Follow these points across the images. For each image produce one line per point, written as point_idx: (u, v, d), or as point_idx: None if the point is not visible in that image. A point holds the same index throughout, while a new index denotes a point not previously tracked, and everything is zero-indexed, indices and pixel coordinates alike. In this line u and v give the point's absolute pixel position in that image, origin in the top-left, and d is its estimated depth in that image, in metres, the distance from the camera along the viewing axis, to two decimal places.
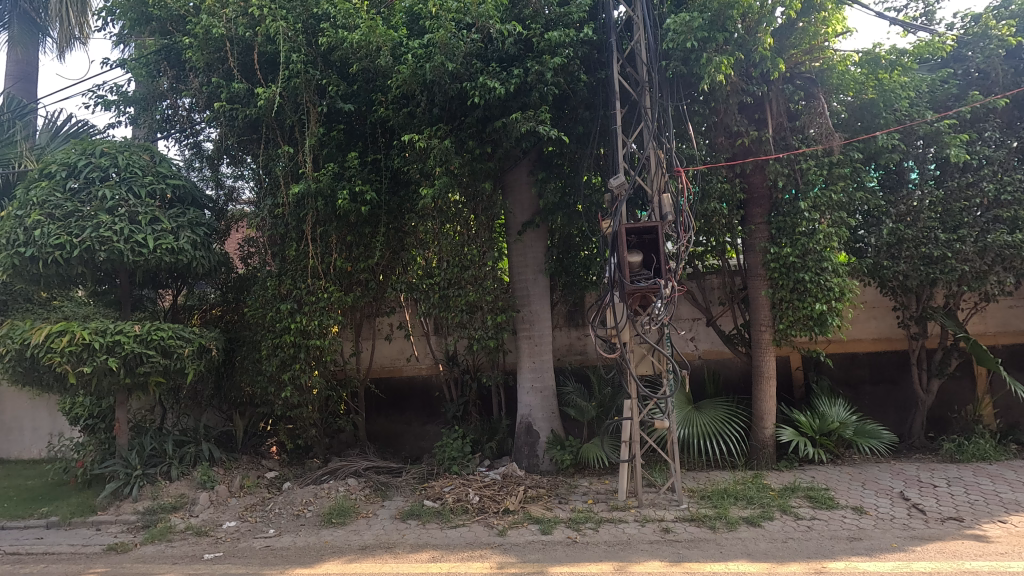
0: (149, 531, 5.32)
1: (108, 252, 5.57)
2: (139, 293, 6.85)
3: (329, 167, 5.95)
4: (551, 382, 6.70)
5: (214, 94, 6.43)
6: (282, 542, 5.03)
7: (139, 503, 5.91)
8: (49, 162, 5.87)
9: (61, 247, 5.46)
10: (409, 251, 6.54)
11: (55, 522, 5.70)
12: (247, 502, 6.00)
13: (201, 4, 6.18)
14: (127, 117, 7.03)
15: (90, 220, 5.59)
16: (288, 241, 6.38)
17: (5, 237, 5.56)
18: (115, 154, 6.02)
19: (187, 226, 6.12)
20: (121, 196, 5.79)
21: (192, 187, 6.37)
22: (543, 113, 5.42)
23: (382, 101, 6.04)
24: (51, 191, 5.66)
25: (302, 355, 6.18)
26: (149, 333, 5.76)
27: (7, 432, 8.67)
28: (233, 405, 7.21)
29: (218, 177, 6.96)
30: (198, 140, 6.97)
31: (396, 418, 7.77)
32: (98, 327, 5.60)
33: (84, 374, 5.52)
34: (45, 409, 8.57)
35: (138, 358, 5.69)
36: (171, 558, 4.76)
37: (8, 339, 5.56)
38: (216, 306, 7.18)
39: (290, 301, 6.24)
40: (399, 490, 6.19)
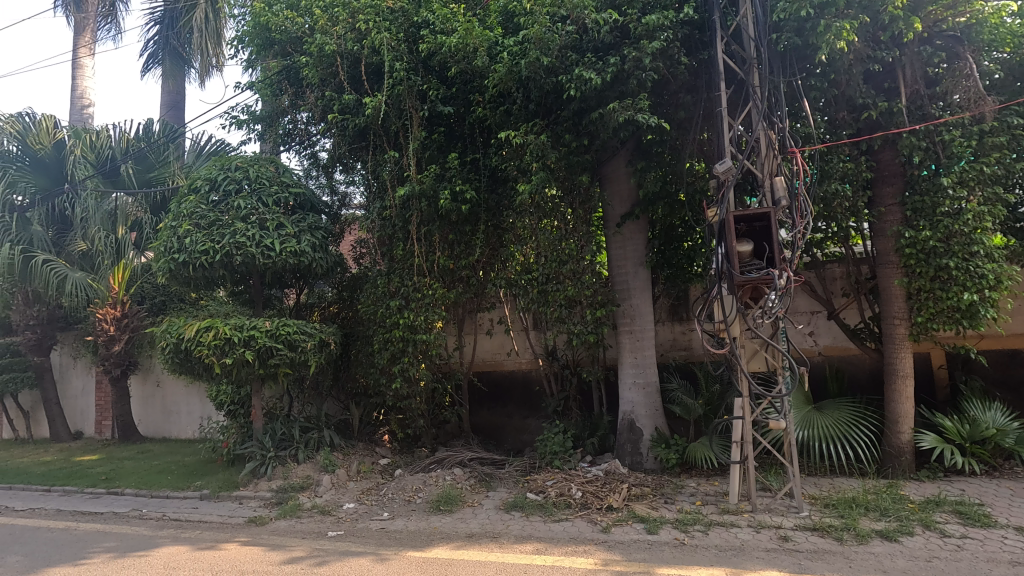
0: (282, 507, 5.89)
1: (243, 256, 6.22)
2: (269, 293, 7.55)
3: (431, 169, 6.20)
4: (654, 379, 6.48)
5: (328, 107, 6.89)
6: (395, 525, 5.35)
7: (272, 482, 6.56)
8: (196, 178, 6.64)
9: (206, 253, 6.17)
10: (508, 247, 6.61)
11: (207, 495, 6.48)
12: (364, 486, 6.46)
13: (315, 24, 6.65)
14: (256, 134, 7.76)
15: (228, 228, 6.27)
16: (395, 242, 6.73)
17: (163, 245, 6.39)
18: (247, 167, 6.70)
19: (307, 230, 6.69)
20: (252, 206, 6.44)
21: (310, 194, 6.94)
22: (641, 101, 5.24)
23: (480, 101, 6.20)
24: (197, 204, 6.42)
25: (410, 349, 6.51)
26: (278, 328, 6.37)
27: (168, 414, 10.02)
28: (349, 395, 7.77)
29: (333, 184, 7.53)
30: (315, 150, 7.53)
31: (498, 411, 7.95)
32: (236, 323, 6.27)
33: (227, 365, 6.21)
34: (197, 396, 9.78)
35: (269, 351, 6.31)
36: (301, 533, 5.23)
37: (167, 334, 6.40)
38: (333, 303, 7.76)
39: (399, 298, 6.60)
40: (502, 481, 6.33)
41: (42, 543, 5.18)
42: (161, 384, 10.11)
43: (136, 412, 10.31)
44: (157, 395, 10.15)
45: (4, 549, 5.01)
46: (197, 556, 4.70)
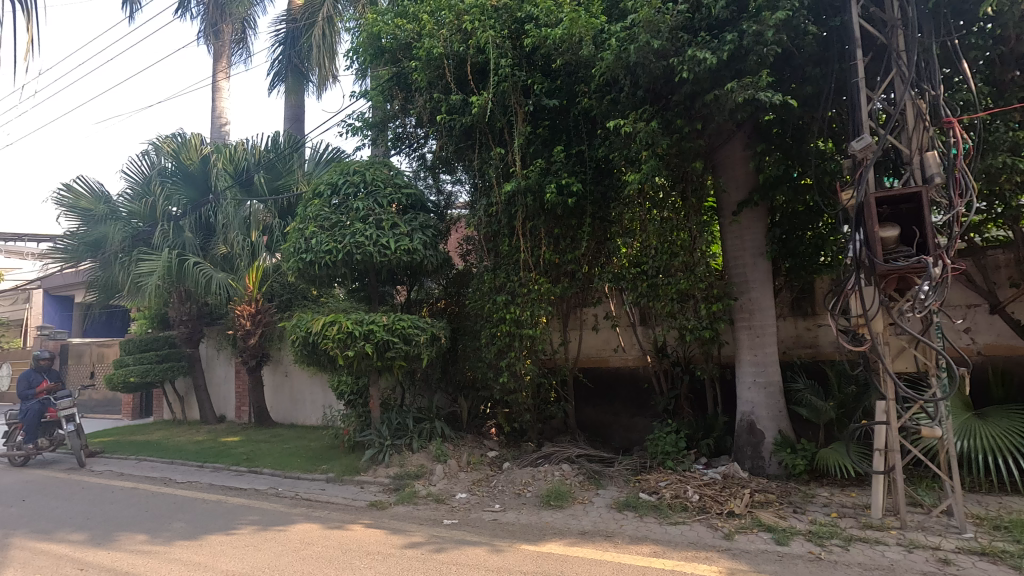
0: (400, 494, 6.19)
1: (362, 255, 6.59)
2: (383, 289, 7.95)
3: (537, 164, 6.20)
4: (777, 378, 6.01)
5: (435, 109, 7.09)
6: (508, 518, 5.41)
7: (390, 469, 6.92)
8: (319, 183, 7.12)
9: (330, 253, 6.62)
10: (615, 240, 6.43)
11: (333, 477, 6.97)
12: (474, 477, 6.62)
13: (422, 29, 6.87)
14: (369, 139, 8.16)
15: (349, 228, 6.68)
16: (501, 237, 6.80)
17: (292, 246, 6.93)
18: (363, 171, 7.07)
19: (419, 228, 6.97)
20: (369, 207, 6.82)
21: (420, 194, 7.21)
22: (763, 78, 4.85)
23: (586, 91, 6.08)
24: (321, 207, 6.89)
25: (517, 343, 6.55)
26: (394, 323, 6.69)
27: (296, 401, 10.93)
28: (458, 388, 7.99)
29: (439, 184, 7.78)
30: (423, 152, 7.80)
31: (604, 408, 7.80)
32: (357, 318, 6.67)
33: (348, 357, 6.61)
34: (320, 385, 10.57)
35: (386, 344, 6.65)
36: (419, 519, 5.45)
37: (297, 327, 6.93)
38: (440, 299, 7.99)
39: (505, 293, 6.67)
40: (612, 480, 6.18)
41: (199, 513, 5.83)
42: (289, 374, 11.04)
43: (269, 399, 11.36)
44: (286, 385, 11.11)
45: (170, 516, 5.70)
46: (328, 534, 5.05)
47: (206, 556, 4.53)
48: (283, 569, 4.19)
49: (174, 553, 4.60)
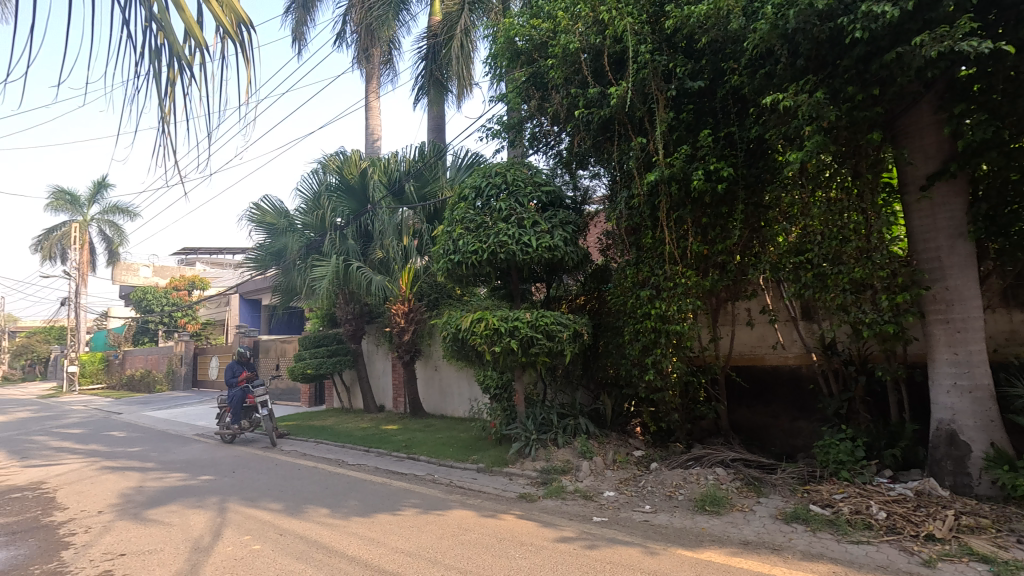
0: (548, 488, 6.28)
1: (505, 253, 6.81)
2: (524, 286, 8.14)
3: (682, 150, 5.90)
4: (986, 381, 5.06)
5: (572, 105, 7.04)
6: (660, 520, 5.22)
7: (537, 463, 7.05)
8: (463, 187, 7.44)
9: (476, 253, 6.92)
10: (771, 227, 5.89)
11: (483, 468, 7.28)
12: (621, 475, 6.49)
13: (558, 26, 6.87)
14: (507, 141, 8.33)
15: (493, 229, 6.93)
16: (643, 230, 6.59)
17: (441, 248, 7.35)
18: (505, 172, 7.25)
19: (559, 225, 7.04)
20: (511, 207, 7.01)
21: (559, 191, 7.24)
22: (963, 25, 4.10)
23: (735, 68, 5.65)
24: (467, 210, 7.21)
25: (662, 340, 6.28)
26: (538, 319, 6.81)
27: (445, 394, 11.64)
28: (600, 385, 7.90)
29: (577, 180, 7.74)
30: (559, 148, 7.80)
31: (761, 410, 7.20)
32: (502, 315, 6.88)
33: (495, 353, 6.84)
34: (466, 379, 11.15)
35: (530, 341, 6.78)
36: (568, 514, 5.47)
37: (447, 324, 7.33)
38: (579, 295, 7.93)
39: (649, 288, 6.45)
40: (775, 488, 5.67)
41: (369, 493, 6.44)
42: (439, 368, 11.79)
43: (421, 391, 12.22)
44: (436, 378, 11.88)
45: (345, 494, 6.37)
46: (483, 522, 5.27)
47: (377, 532, 4.97)
48: (444, 552, 4.45)
49: (352, 528, 5.11)
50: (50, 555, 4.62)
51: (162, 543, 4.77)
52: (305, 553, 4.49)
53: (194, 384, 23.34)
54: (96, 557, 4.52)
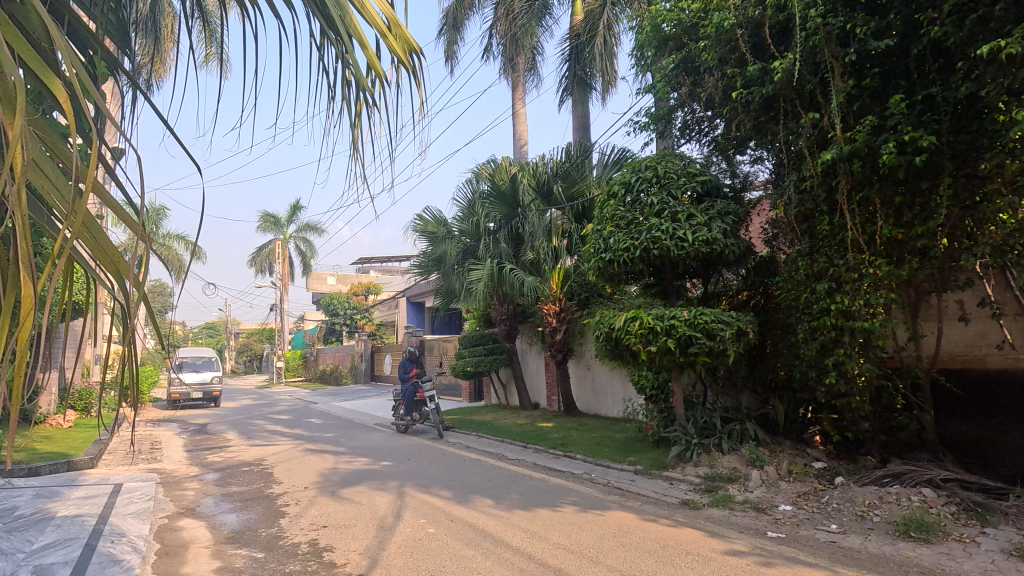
0: (713, 496, 5.91)
1: (659, 250, 6.58)
2: (679, 283, 7.78)
3: (866, 121, 5.15)
4: None
5: (728, 87, 6.54)
6: (850, 542, 4.61)
7: (699, 469, 6.67)
8: (612, 184, 7.28)
9: (628, 250, 6.78)
10: (991, 202, 4.88)
11: (641, 470, 7.09)
12: (799, 489, 5.87)
13: (710, 4, 6.42)
14: (656, 132, 8.00)
15: (644, 225, 6.74)
16: (818, 216, 5.89)
17: (592, 247, 7.31)
18: (655, 165, 6.97)
19: (717, 216, 6.60)
20: (663, 200, 6.74)
21: (716, 179, 6.78)
22: None
23: (935, 17, 4.78)
24: (617, 206, 7.06)
25: (846, 339, 5.55)
26: (696, 317, 6.46)
27: (598, 394, 11.59)
28: (769, 388, 7.23)
29: (735, 166, 7.16)
30: (715, 134, 7.30)
31: (983, 423, 6.22)
32: (657, 313, 6.63)
33: (651, 352, 6.63)
34: (620, 379, 11.00)
35: (689, 340, 6.45)
36: (738, 526, 5.09)
37: (600, 324, 7.25)
38: (742, 290, 7.33)
39: (827, 280, 5.75)
40: (1007, 517, 4.69)
41: (528, 488, 6.64)
42: (591, 367, 11.79)
43: (574, 390, 12.32)
44: (588, 377, 11.89)
45: (507, 488, 6.64)
46: (645, 526, 5.13)
47: (539, 527, 5.10)
48: (606, 553, 4.41)
49: (515, 520, 5.32)
50: (271, 521, 5.49)
51: (354, 520, 5.42)
52: (474, 540, 4.76)
53: (372, 378, 26.23)
54: (305, 527, 5.28)
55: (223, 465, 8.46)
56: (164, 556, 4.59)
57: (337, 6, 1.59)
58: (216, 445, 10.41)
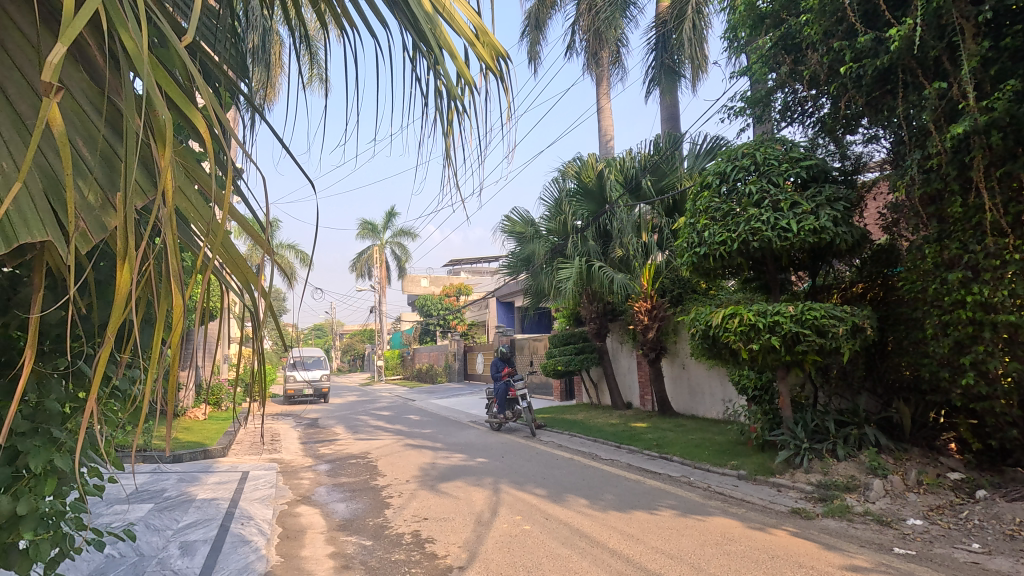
0: (828, 505, 5.47)
1: (759, 242, 6.22)
2: (783, 276, 7.28)
3: (1006, 87, 4.53)
4: None
5: (836, 62, 6.01)
6: (997, 565, 4.07)
7: (811, 476, 6.20)
8: (706, 174, 6.96)
9: (724, 243, 6.47)
10: None
11: (745, 475, 6.71)
12: (931, 501, 5.28)
13: None
14: (753, 117, 7.53)
15: (742, 216, 6.37)
16: (948, 197, 5.26)
17: (685, 241, 7.05)
18: (753, 152, 6.57)
19: (826, 203, 6.10)
20: (763, 188, 6.33)
21: (823, 163, 6.26)
22: None
23: None
24: (712, 198, 6.75)
25: (986, 335, 4.91)
26: (804, 313, 6.00)
27: (695, 394, 11.14)
28: (891, 390, 6.57)
29: (845, 147, 6.55)
30: (821, 114, 6.72)
31: None
32: (759, 309, 6.25)
33: (753, 351, 6.26)
34: (718, 378, 10.51)
35: (795, 337, 6.02)
36: (858, 540, 4.67)
37: (696, 321, 6.94)
38: (857, 282, 6.70)
39: (961, 269, 5.11)
40: None
41: (624, 489, 6.52)
42: (687, 366, 11.36)
43: (669, 390, 11.92)
44: (684, 377, 11.46)
45: (601, 488, 6.57)
46: (750, 534, 4.85)
47: (636, 529, 4.99)
48: (709, 560, 4.23)
49: (610, 521, 5.24)
50: (377, 512, 5.83)
51: (453, 514, 5.61)
52: (569, 539, 4.76)
53: (465, 376, 27.01)
54: (407, 518, 5.55)
55: (333, 457, 9.10)
56: (286, 539, 5.01)
57: (427, 19, 1.60)
58: (327, 438, 11.21)
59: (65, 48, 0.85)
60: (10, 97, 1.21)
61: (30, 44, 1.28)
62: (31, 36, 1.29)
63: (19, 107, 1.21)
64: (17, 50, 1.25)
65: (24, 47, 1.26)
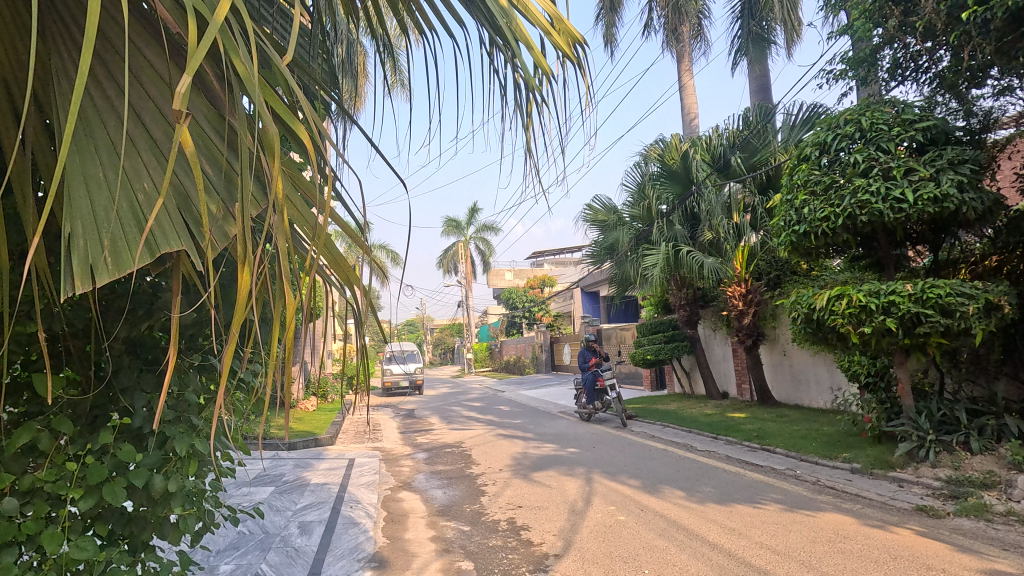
0: (960, 503, 4.93)
1: (868, 215, 5.70)
2: (898, 253, 6.63)
3: None
4: None
5: (958, 6, 5.25)
6: None
7: (939, 471, 5.61)
8: (804, 146, 6.47)
9: (828, 219, 6.00)
10: None
11: (859, 469, 6.20)
12: None
13: None
14: (857, 79, 6.87)
15: (847, 188, 5.86)
16: None
17: (782, 220, 6.60)
18: (858, 117, 5.99)
19: (948, 167, 5.45)
20: (870, 156, 5.77)
21: (943, 123, 5.59)
22: None
23: None
24: (811, 170, 6.27)
25: None
26: (925, 291, 5.41)
27: (798, 382, 10.47)
28: None
29: (970, 103, 5.80)
30: (940, 68, 5.98)
31: None
32: (870, 289, 5.73)
33: (865, 334, 5.75)
34: (825, 365, 9.79)
35: (915, 318, 5.45)
36: (998, 542, 4.17)
37: (796, 304, 6.48)
38: (990, 255, 5.93)
39: None
40: None
41: (723, 481, 6.26)
42: (788, 353, 10.69)
43: (769, 378, 11.27)
44: (785, 364, 10.79)
45: (699, 480, 6.35)
46: (868, 532, 4.48)
47: (738, 523, 4.78)
48: (822, 558, 3.96)
49: (710, 514, 5.06)
50: (474, 499, 6.02)
51: (548, 502, 5.67)
52: (666, 531, 4.65)
53: (553, 367, 27.06)
54: (503, 506, 5.68)
55: (430, 446, 9.52)
56: (391, 522, 5.32)
57: (502, 14, 1.61)
58: (423, 428, 11.72)
59: (190, 79, 0.95)
60: (147, 124, 1.36)
61: (159, 76, 1.42)
62: (161, 70, 1.42)
63: (154, 133, 1.36)
64: (150, 82, 1.40)
65: (155, 80, 1.41)
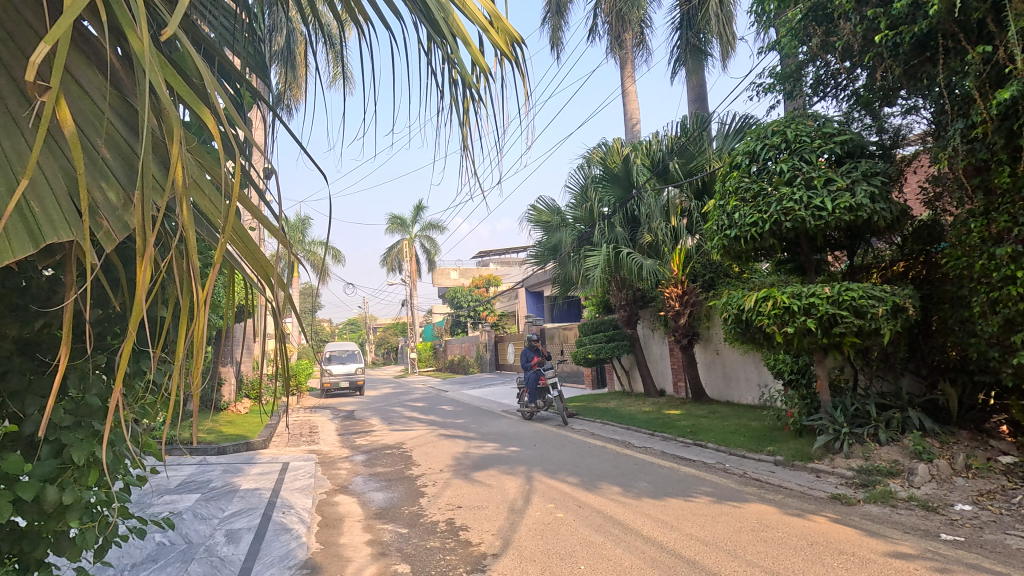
0: (869, 491, 5.31)
1: (792, 221, 6.04)
2: (818, 258, 7.08)
3: None
4: None
5: (872, 29, 5.65)
6: None
7: (852, 461, 6.02)
8: (735, 155, 6.76)
9: (756, 224, 6.32)
10: None
11: (782, 461, 6.56)
12: (980, 486, 5.09)
13: None
14: (784, 93, 7.27)
15: (774, 195, 6.19)
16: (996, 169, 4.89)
17: (715, 224, 6.90)
18: (784, 129, 6.35)
19: (862, 178, 5.87)
20: (794, 166, 6.12)
21: (859, 137, 6.02)
22: None
23: None
24: (741, 177, 6.56)
25: None
26: (841, 294, 5.80)
27: (729, 380, 10.97)
28: (935, 370, 6.33)
29: (882, 120, 6.27)
30: (856, 86, 6.44)
31: None
32: (793, 291, 6.09)
33: (788, 334, 6.09)
34: (753, 363, 10.31)
35: (832, 319, 5.83)
36: (901, 526, 4.52)
37: (727, 305, 6.79)
38: (898, 262, 6.43)
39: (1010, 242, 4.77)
40: None
41: (657, 476, 6.46)
42: (720, 352, 11.18)
43: (703, 376, 11.75)
44: (717, 363, 11.29)
45: (635, 476, 6.52)
46: (788, 520, 4.75)
47: (670, 516, 4.95)
48: (746, 547, 4.16)
49: (644, 508, 5.21)
50: (413, 501, 5.93)
51: (487, 502, 5.67)
52: (603, 526, 4.75)
53: (496, 367, 27.04)
54: (442, 506, 5.63)
55: (369, 448, 9.30)
56: (326, 527, 5.15)
57: (439, 8, 1.58)
58: (363, 429, 11.44)
59: (48, 47, 0.90)
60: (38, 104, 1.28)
61: None
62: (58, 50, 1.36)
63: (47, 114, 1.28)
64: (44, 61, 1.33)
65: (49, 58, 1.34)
